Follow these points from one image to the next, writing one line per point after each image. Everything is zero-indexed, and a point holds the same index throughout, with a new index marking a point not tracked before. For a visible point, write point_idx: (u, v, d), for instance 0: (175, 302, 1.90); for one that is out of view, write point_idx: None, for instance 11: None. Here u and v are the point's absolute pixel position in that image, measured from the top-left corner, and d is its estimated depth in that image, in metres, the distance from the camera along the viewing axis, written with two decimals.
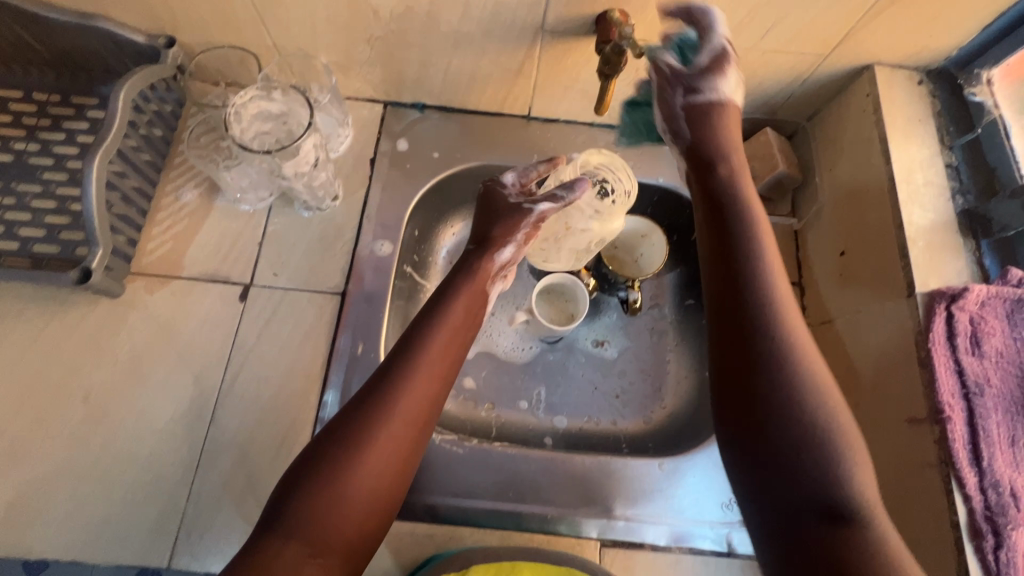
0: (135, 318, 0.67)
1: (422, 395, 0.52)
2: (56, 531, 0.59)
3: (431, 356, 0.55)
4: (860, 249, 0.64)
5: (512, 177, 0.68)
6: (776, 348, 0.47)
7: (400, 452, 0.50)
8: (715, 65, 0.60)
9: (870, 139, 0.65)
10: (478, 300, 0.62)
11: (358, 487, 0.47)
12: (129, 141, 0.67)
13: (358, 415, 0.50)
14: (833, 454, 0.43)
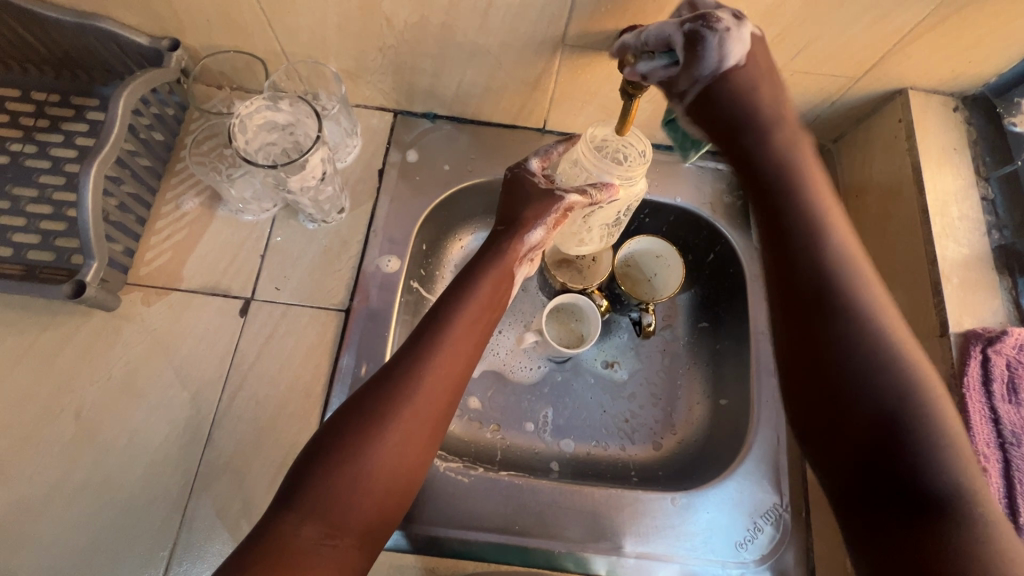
0: (131, 331, 0.65)
1: (441, 377, 0.54)
2: (41, 555, 0.57)
3: (454, 339, 0.56)
4: (888, 282, 0.62)
5: (537, 160, 0.65)
6: (859, 331, 0.48)
7: (420, 431, 0.51)
8: (693, 58, 0.52)
9: (902, 167, 0.62)
10: (504, 283, 0.62)
11: (376, 462, 0.48)
12: (127, 145, 0.65)
13: (377, 394, 0.51)
14: (930, 442, 0.43)
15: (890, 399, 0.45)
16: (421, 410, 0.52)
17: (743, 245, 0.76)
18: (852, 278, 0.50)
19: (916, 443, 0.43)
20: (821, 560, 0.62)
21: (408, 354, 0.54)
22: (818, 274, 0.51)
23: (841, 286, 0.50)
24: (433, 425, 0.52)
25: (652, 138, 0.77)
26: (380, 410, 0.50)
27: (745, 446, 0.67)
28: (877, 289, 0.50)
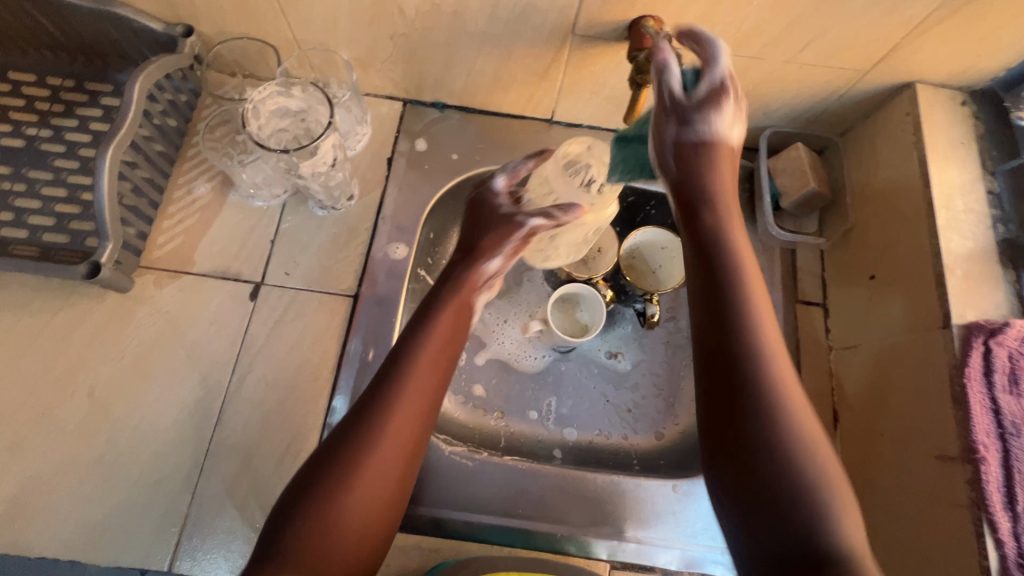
0: (144, 313, 0.66)
1: (413, 412, 0.50)
2: (56, 529, 0.58)
3: (420, 371, 0.52)
4: (890, 276, 0.63)
5: (502, 179, 0.64)
6: (752, 362, 0.44)
7: (395, 471, 0.48)
8: (713, 98, 0.54)
9: (908, 161, 0.63)
10: (467, 313, 0.59)
11: (352, 509, 0.45)
12: (143, 131, 0.66)
13: (344, 441, 0.47)
14: (812, 494, 0.39)
15: (775, 437, 0.41)
16: (394, 450, 0.48)
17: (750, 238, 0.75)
18: (743, 309, 0.47)
19: (799, 484, 0.40)
20: None
21: (378, 389, 0.50)
22: (717, 306, 0.47)
23: (740, 316, 0.46)
24: (407, 463, 0.49)
25: None
26: (353, 454, 0.47)
27: None
28: (772, 323, 0.47)
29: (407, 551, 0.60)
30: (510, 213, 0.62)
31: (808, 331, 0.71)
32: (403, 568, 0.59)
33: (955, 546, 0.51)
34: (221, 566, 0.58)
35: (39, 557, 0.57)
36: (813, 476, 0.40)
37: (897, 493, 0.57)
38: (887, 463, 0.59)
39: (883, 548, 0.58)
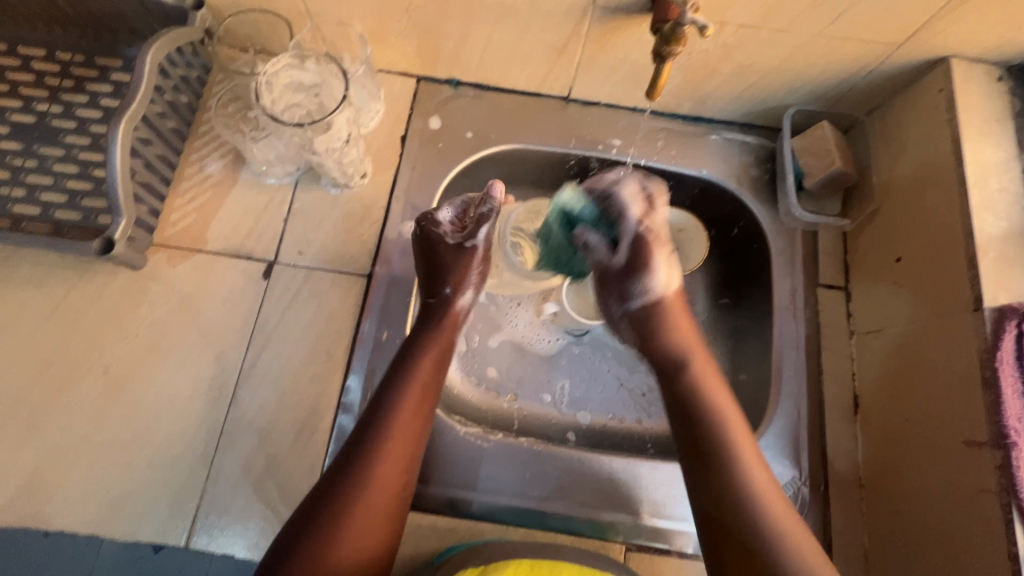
0: (157, 291, 0.66)
1: (394, 464, 0.54)
2: (73, 504, 0.58)
3: (403, 420, 0.55)
4: (918, 259, 0.62)
5: (451, 212, 0.66)
6: (719, 446, 0.55)
7: (382, 518, 0.52)
8: (642, 254, 0.64)
9: (940, 140, 0.61)
10: (443, 362, 0.61)
11: (344, 554, 0.49)
12: (155, 106, 0.65)
13: (340, 487, 0.52)
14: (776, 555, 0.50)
15: (741, 505, 0.53)
16: (378, 500, 0.52)
17: (769, 219, 0.74)
18: (708, 402, 0.58)
19: (763, 540, 0.51)
20: (838, 533, 0.62)
21: (360, 443, 0.54)
22: (687, 402, 0.59)
23: (705, 407, 0.58)
24: (392, 510, 0.53)
25: (678, 108, 0.76)
26: (338, 506, 0.51)
27: (766, 420, 0.66)
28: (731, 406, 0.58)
29: (422, 530, 0.60)
30: (462, 245, 0.65)
31: (828, 314, 0.71)
32: (418, 547, 0.59)
33: (982, 532, 0.50)
34: (237, 543, 0.58)
35: (59, 531, 0.58)
36: (776, 539, 0.51)
37: (921, 479, 0.57)
38: (915, 448, 0.58)
39: (906, 534, 0.58)
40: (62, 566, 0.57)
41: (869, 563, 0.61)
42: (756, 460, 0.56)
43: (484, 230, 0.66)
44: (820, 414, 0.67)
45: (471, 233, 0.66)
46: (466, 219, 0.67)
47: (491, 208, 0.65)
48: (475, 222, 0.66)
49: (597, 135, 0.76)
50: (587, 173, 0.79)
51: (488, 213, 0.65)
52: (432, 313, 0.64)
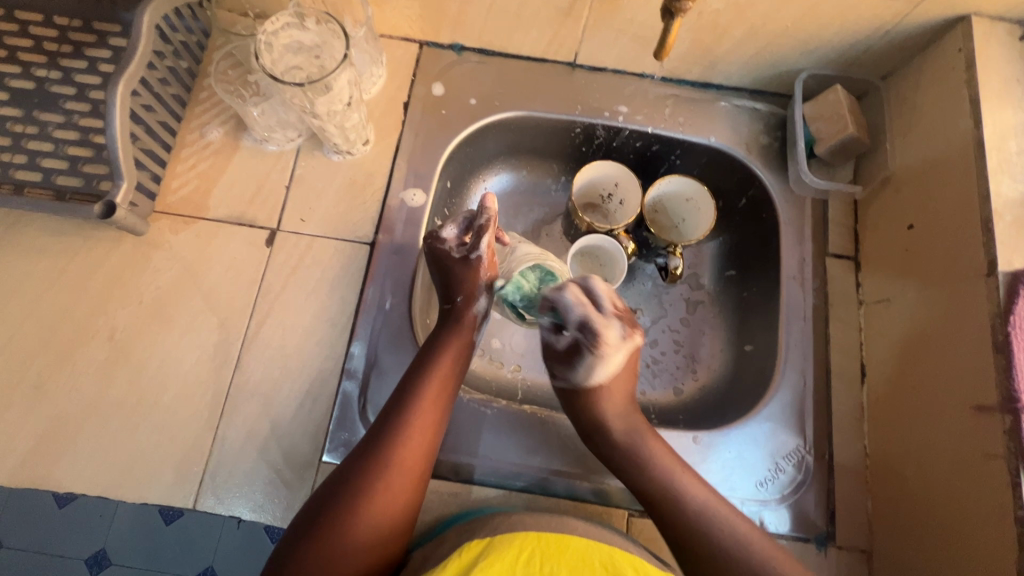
0: (160, 257, 0.65)
1: (414, 449, 0.54)
2: (81, 466, 0.59)
3: (421, 410, 0.55)
4: (930, 225, 0.60)
5: (454, 228, 0.64)
6: (651, 483, 0.56)
7: (398, 501, 0.52)
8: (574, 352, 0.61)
9: (958, 102, 0.59)
10: (466, 354, 0.61)
11: (360, 534, 0.49)
12: (155, 71, 0.64)
13: (358, 470, 0.52)
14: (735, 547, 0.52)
15: (680, 510, 0.54)
16: (396, 483, 0.52)
17: (778, 188, 0.73)
18: (627, 440, 0.59)
19: (718, 543, 0.52)
20: (841, 501, 0.62)
21: (382, 427, 0.54)
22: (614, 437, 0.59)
23: (624, 445, 0.59)
24: (409, 495, 0.52)
25: (687, 74, 0.74)
26: (356, 487, 0.51)
27: (771, 389, 0.66)
28: (645, 433, 0.60)
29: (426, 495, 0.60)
30: (467, 258, 0.63)
31: (836, 284, 0.70)
32: (422, 512, 0.60)
33: (987, 496, 0.50)
34: (243, 504, 0.58)
35: (69, 492, 0.58)
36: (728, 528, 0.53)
37: (928, 446, 0.57)
38: (922, 416, 0.58)
39: (911, 499, 0.57)
40: (73, 538, 0.58)
41: (873, 530, 0.61)
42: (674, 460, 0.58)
43: (486, 240, 0.63)
44: (826, 383, 0.66)
45: (474, 245, 0.64)
46: (469, 233, 0.64)
47: (487, 219, 0.63)
48: (475, 233, 0.64)
49: (603, 101, 0.74)
50: (593, 142, 0.77)
51: (484, 226, 0.63)
52: (452, 317, 0.62)
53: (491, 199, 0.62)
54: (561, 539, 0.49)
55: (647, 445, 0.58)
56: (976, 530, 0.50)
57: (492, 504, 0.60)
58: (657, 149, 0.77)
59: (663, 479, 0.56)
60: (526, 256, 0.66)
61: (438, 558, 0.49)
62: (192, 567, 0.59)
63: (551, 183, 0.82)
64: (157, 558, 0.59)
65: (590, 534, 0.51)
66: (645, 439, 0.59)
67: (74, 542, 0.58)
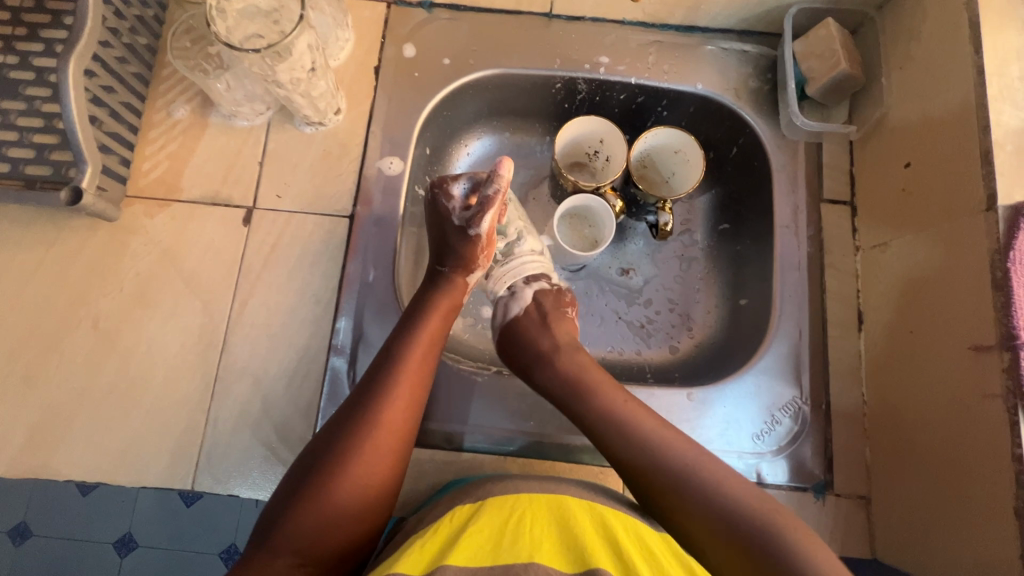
0: (138, 243, 0.64)
1: (401, 409, 0.53)
2: (80, 455, 0.59)
3: (405, 377, 0.54)
4: (927, 162, 0.58)
5: (464, 186, 0.62)
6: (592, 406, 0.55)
7: (386, 461, 0.51)
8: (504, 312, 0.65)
9: (955, 26, 0.55)
10: (451, 317, 0.60)
11: (349, 494, 0.48)
12: (111, 49, 0.61)
13: (338, 437, 0.50)
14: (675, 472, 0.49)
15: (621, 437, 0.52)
16: (381, 448, 0.51)
17: (770, 135, 0.70)
18: (595, 394, 0.56)
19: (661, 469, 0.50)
20: (839, 449, 0.62)
21: (365, 393, 0.53)
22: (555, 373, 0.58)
23: (608, 409, 0.54)
24: (395, 455, 0.51)
25: (670, 18, 0.70)
26: (343, 447, 0.50)
27: (766, 341, 0.65)
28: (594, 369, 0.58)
29: (421, 464, 0.60)
30: (464, 229, 0.60)
31: (831, 230, 0.68)
32: (419, 481, 0.60)
33: (987, 436, 0.48)
34: (241, 483, 0.59)
35: (82, 479, 0.59)
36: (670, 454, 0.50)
37: (928, 390, 0.55)
38: (920, 358, 0.56)
39: (910, 443, 0.57)
40: (81, 523, 0.59)
41: (872, 475, 0.61)
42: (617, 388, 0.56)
43: (488, 216, 0.60)
44: (822, 332, 0.65)
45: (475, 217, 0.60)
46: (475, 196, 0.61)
47: (496, 190, 0.59)
48: (481, 206, 0.59)
49: (583, 52, 0.71)
50: (576, 98, 0.74)
51: (492, 195, 0.59)
52: (439, 280, 0.61)
53: (505, 166, 0.57)
54: (559, 502, 0.49)
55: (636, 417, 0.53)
56: (975, 469, 0.49)
57: (487, 471, 0.61)
58: (643, 101, 0.73)
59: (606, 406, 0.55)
60: (532, 257, 0.66)
61: (428, 522, 0.49)
62: (216, 545, 0.60)
63: (535, 144, 0.79)
64: (169, 537, 0.60)
65: (585, 496, 0.51)
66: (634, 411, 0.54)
67: (99, 526, 0.59)
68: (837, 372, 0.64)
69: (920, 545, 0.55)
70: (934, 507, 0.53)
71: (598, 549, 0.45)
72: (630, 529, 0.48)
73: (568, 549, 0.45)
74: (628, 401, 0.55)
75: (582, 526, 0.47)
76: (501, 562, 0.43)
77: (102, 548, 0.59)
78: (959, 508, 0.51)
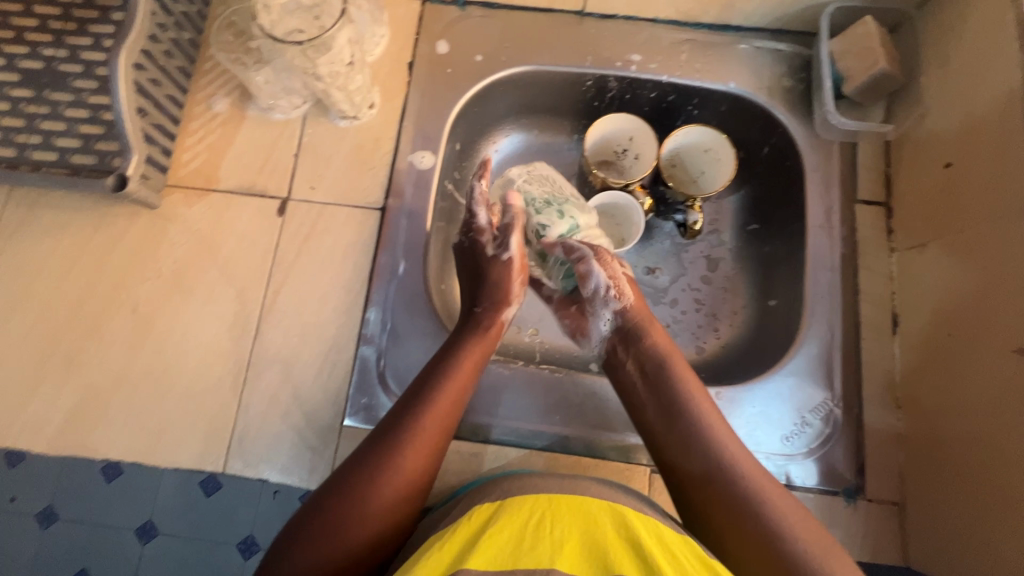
0: (176, 231, 0.66)
1: (435, 435, 0.52)
2: (117, 435, 0.61)
3: (442, 404, 0.53)
4: (969, 162, 0.56)
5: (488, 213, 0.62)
6: (681, 404, 0.54)
7: (415, 488, 0.50)
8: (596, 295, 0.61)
9: (1002, 23, 0.54)
10: (490, 349, 0.59)
11: (374, 518, 0.47)
12: (158, 43, 0.63)
13: (371, 458, 0.50)
14: (752, 487, 0.49)
15: (706, 440, 0.52)
16: (410, 476, 0.50)
17: (803, 134, 0.69)
18: (686, 393, 0.55)
19: (735, 480, 0.50)
20: (871, 454, 0.61)
21: (401, 411, 0.52)
22: (649, 363, 0.57)
23: (694, 408, 0.54)
24: (424, 482, 0.51)
25: (703, 16, 0.70)
26: (373, 469, 0.49)
27: (796, 342, 0.64)
28: (681, 366, 0.58)
29: (447, 455, 0.61)
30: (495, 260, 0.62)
31: (865, 232, 0.67)
32: (444, 473, 0.60)
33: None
34: (270, 467, 0.60)
35: (118, 459, 0.61)
36: (744, 469, 0.51)
37: (967, 395, 0.54)
38: (957, 361, 0.55)
39: (945, 449, 0.56)
40: (108, 513, 0.59)
41: (906, 481, 0.60)
42: (704, 392, 0.56)
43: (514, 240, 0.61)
44: (855, 334, 0.64)
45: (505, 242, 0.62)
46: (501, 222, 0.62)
47: (513, 218, 0.61)
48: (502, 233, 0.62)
49: (614, 50, 0.71)
50: (606, 95, 0.74)
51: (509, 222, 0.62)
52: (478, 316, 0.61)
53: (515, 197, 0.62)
54: (581, 503, 0.48)
55: (708, 412, 0.54)
56: (1015, 476, 0.48)
57: (513, 465, 0.61)
58: (674, 99, 0.73)
59: (692, 410, 0.54)
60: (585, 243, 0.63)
61: (451, 519, 0.50)
62: (235, 534, 0.59)
63: (563, 142, 0.79)
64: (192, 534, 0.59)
65: (607, 496, 0.50)
66: (706, 406, 0.54)
67: (123, 511, 0.60)
68: (869, 375, 0.63)
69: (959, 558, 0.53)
70: (968, 515, 0.52)
71: (620, 552, 0.44)
72: (653, 529, 0.47)
73: (590, 554, 0.44)
74: (714, 411, 0.55)
75: (604, 527, 0.46)
76: (522, 564, 0.42)
77: (122, 535, 0.59)
78: (998, 518, 0.49)
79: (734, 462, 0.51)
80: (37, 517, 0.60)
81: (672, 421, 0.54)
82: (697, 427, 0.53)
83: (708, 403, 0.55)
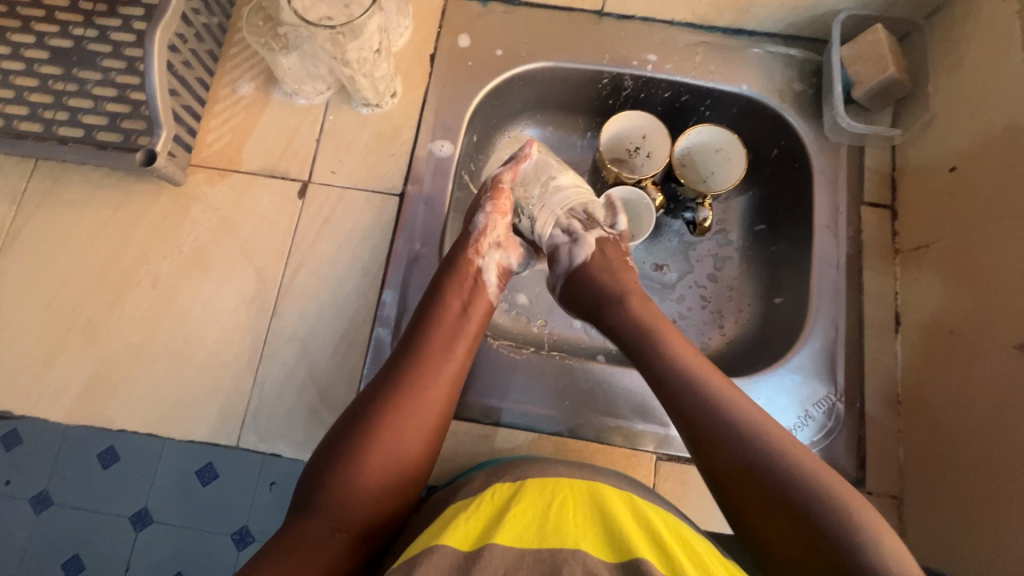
0: (198, 209, 0.67)
1: (434, 389, 0.53)
2: (133, 406, 0.62)
3: (436, 357, 0.55)
4: (975, 165, 0.58)
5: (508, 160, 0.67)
6: (699, 401, 0.51)
7: (416, 441, 0.51)
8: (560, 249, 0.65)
9: (1007, 34, 0.56)
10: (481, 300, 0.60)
11: (378, 471, 0.49)
12: (189, 25, 0.65)
13: (371, 412, 0.51)
14: (790, 479, 0.46)
15: (734, 436, 0.49)
16: (409, 427, 0.51)
17: (812, 137, 0.71)
18: (705, 389, 0.52)
19: (775, 476, 0.46)
20: (873, 448, 0.62)
21: (399, 369, 0.54)
22: (666, 366, 0.54)
23: (715, 402, 0.51)
24: (426, 434, 0.52)
25: (718, 20, 0.72)
26: (373, 424, 0.51)
27: (802, 337, 0.66)
28: (699, 361, 0.54)
29: (458, 435, 0.62)
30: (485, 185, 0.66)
31: (870, 233, 0.69)
32: (455, 453, 0.61)
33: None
34: (283, 442, 0.61)
35: (133, 431, 0.62)
36: (783, 462, 0.47)
37: (967, 391, 0.55)
38: (958, 359, 0.57)
39: (946, 444, 0.57)
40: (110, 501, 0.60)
41: (904, 474, 0.61)
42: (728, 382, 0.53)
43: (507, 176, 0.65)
44: (858, 330, 0.66)
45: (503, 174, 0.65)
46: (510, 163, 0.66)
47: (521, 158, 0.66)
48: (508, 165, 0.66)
49: (632, 49, 0.73)
50: (621, 94, 0.76)
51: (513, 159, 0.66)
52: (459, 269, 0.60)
53: (533, 145, 0.66)
54: (593, 489, 0.48)
55: (730, 404, 0.51)
56: (1011, 469, 0.50)
57: (522, 449, 0.62)
58: (687, 100, 0.75)
59: (713, 408, 0.51)
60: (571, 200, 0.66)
61: (469, 494, 0.50)
62: (230, 526, 0.60)
63: (577, 138, 0.81)
64: (195, 516, 0.60)
65: (619, 485, 0.50)
66: (728, 402, 0.51)
67: (120, 500, 0.61)
68: (871, 372, 0.65)
69: (956, 548, 0.54)
70: (965, 507, 0.54)
71: (638, 539, 0.44)
72: (670, 523, 0.47)
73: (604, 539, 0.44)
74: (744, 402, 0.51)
75: (621, 517, 0.46)
76: (548, 544, 0.43)
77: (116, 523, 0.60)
78: (994, 508, 0.51)
79: (770, 458, 0.47)
80: (31, 499, 0.60)
81: (693, 420, 0.51)
82: (722, 427, 0.49)
83: (735, 394, 0.52)
